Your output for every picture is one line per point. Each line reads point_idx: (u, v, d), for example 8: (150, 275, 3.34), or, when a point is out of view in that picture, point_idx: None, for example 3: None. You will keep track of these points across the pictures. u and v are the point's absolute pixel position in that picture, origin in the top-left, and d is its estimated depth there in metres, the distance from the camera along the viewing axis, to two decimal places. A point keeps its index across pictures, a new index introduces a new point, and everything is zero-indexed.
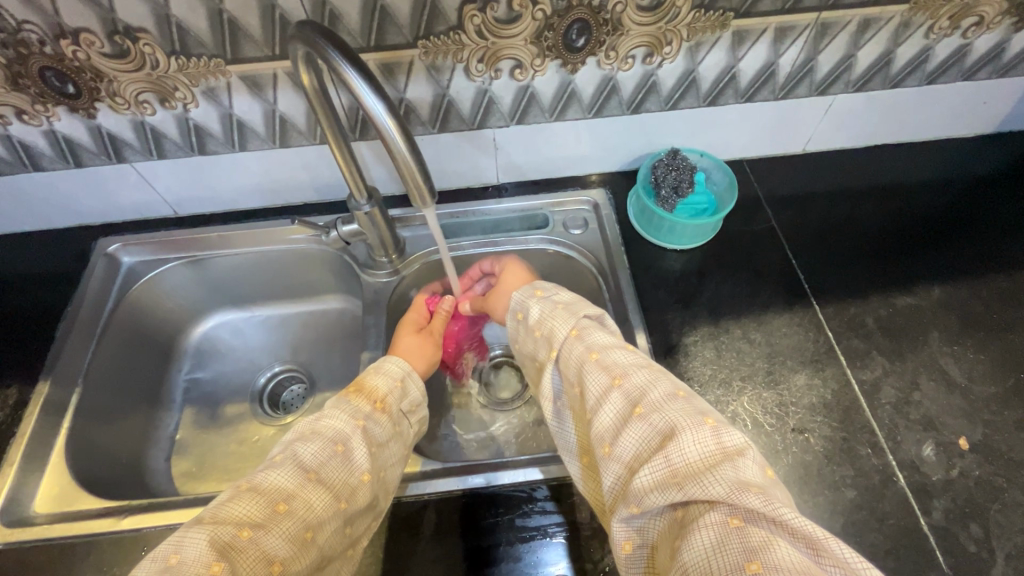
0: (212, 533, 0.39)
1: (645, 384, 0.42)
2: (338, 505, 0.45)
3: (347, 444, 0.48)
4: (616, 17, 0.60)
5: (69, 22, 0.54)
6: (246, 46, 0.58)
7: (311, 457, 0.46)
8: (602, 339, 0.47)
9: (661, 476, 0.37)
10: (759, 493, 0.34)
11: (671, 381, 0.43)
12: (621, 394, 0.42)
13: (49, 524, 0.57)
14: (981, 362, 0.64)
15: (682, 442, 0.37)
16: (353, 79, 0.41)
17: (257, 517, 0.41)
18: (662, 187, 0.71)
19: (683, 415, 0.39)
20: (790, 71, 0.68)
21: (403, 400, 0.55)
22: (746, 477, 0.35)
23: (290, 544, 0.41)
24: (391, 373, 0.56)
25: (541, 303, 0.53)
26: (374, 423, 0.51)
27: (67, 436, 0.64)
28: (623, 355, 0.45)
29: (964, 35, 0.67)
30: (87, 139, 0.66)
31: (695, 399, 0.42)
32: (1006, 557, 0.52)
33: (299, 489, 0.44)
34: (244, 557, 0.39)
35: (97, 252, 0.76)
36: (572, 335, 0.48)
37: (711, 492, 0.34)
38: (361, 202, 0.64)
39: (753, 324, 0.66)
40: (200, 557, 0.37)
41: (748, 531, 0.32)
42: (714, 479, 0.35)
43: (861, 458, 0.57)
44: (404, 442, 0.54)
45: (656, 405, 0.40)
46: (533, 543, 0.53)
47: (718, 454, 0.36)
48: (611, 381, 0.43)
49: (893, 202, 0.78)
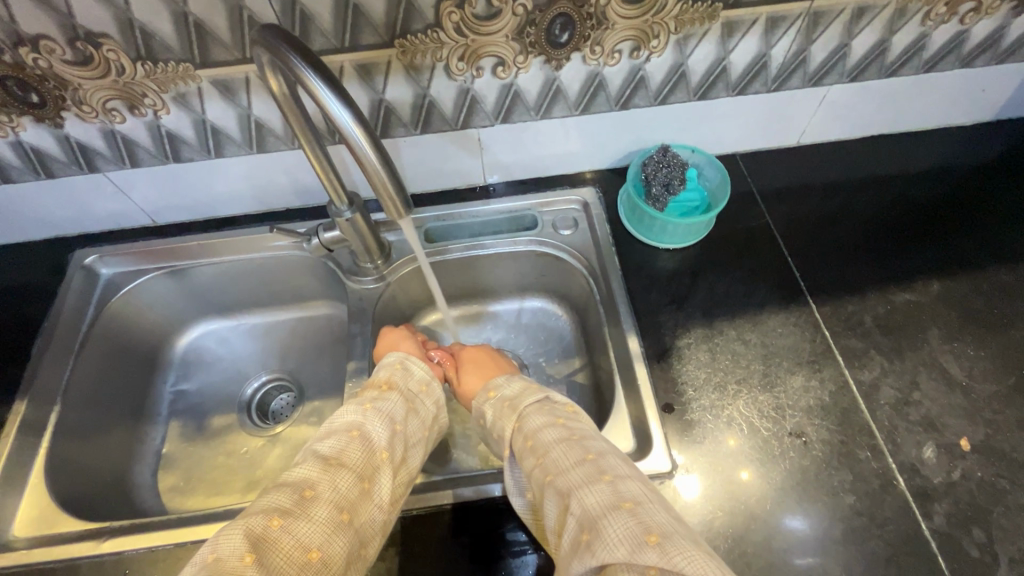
0: (245, 527, 0.38)
1: (558, 455, 0.44)
2: (363, 486, 0.44)
3: (361, 428, 0.48)
4: (600, 10, 0.58)
5: (28, 29, 0.52)
6: (214, 50, 0.55)
7: (329, 448, 0.46)
8: (537, 422, 0.48)
9: (575, 537, 0.37)
10: (657, 545, 0.34)
11: (584, 445, 0.44)
12: (539, 469, 0.44)
13: (28, 549, 0.55)
14: (981, 359, 0.62)
15: (581, 498, 0.39)
16: (318, 88, 0.40)
17: (286, 505, 0.40)
18: (653, 185, 0.69)
19: (582, 477, 0.41)
20: (783, 62, 0.66)
21: (410, 379, 0.56)
22: (647, 527, 0.35)
23: (324, 528, 0.40)
24: (388, 362, 0.58)
25: (493, 402, 0.53)
26: (383, 402, 0.52)
27: (45, 457, 0.62)
28: (553, 431, 0.47)
29: (962, 21, 0.65)
30: (56, 150, 0.64)
31: (604, 459, 0.43)
32: (1010, 562, 0.51)
33: (321, 475, 0.43)
34: (280, 546, 0.38)
35: (74, 264, 0.73)
36: (513, 428, 0.49)
37: (616, 555, 0.34)
38: (342, 209, 0.62)
39: (747, 326, 0.65)
40: (233, 551, 0.36)
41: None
42: (616, 539, 0.35)
43: (860, 461, 0.56)
44: (424, 419, 0.54)
45: (563, 472, 0.42)
46: (524, 559, 0.51)
47: (617, 504, 0.38)
48: (534, 459, 0.45)
49: (890, 195, 0.76)
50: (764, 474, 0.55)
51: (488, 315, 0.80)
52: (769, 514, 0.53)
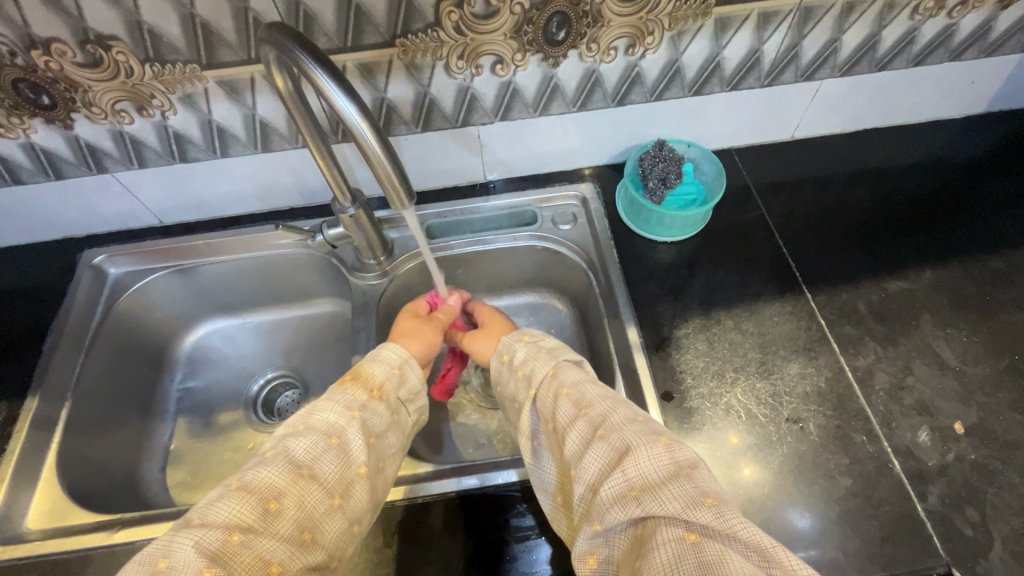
0: (201, 539, 0.37)
1: (608, 411, 0.43)
2: (332, 502, 0.44)
3: (342, 436, 0.46)
4: (596, 8, 0.59)
5: (39, 32, 0.53)
6: (220, 50, 0.57)
7: (303, 452, 0.44)
8: (574, 376, 0.48)
9: (621, 491, 0.38)
10: (713, 507, 0.35)
11: (631, 407, 0.44)
12: (585, 421, 0.43)
13: (41, 540, 0.56)
14: (974, 344, 0.64)
15: (638, 457, 0.38)
16: (324, 83, 0.41)
17: (248, 518, 0.39)
18: (649, 179, 0.71)
19: (638, 435, 0.40)
20: (775, 57, 0.68)
21: (402, 387, 0.54)
22: (703, 489, 0.36)
23: (285, 544, 0.40)
24: (387, 360, 0.54)
25: (526, 345, 0.53)
26: (371, 413, 0.50)
27: (57, 452, 0.63)
28: (595, 388, 0.46)
29: (950, 14, 0.66)
30: (65, 150, 0.65)
31: (654, 421, 0.43)
32: (1003, 540, 0.52)
33: (290, 487, 0.42)
34: (239, 560, 0.37)
35: (83, 264, 0.75)
36: (547, 373, 0.49)
37: (668, 508, 0.35)
38: (346, 206, 0.63)
39: (744, 315, 0.66)
40: (191, 563, 0.36)
41: (703, 545, 0.33)
42: (670, 495, 0.36)
43: (856, 445, 0.57)
44: (402, 431, 0.53)
45: (616, 428, 0.41)
46: (529, 543, 0.53)
47: (674, 470, 0.37)
48: (578, 411, 0.44)
49: (883, 186, 0.78)
50: (761, 458, 0.56)
51: None
52: (767, 497, 0.54)
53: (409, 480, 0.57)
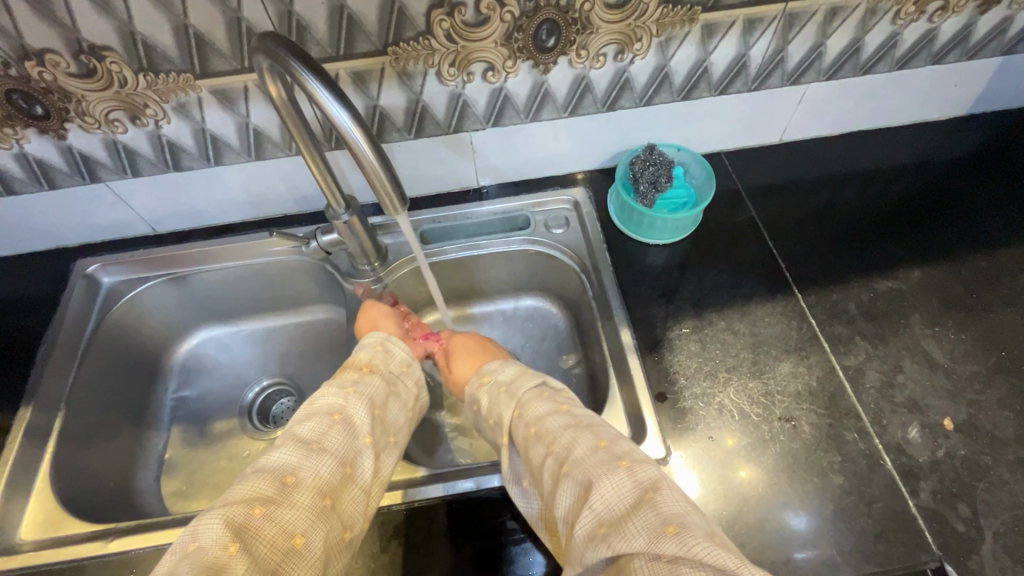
0: (224, 516, 0.37)
1: (571, 442, 0.43)
2: (345, 470, 0.44)
3: (343, 412, 0.48)
4: (585, 16, 0.60)
5: (33, 43, 0.54)
6: (214, 60, 0.57)
7: (309, 432, 0.45)
8: (538, 412, 0.48)
9: (591, 529, 0.38)
10: (675, 534, 0.35)
11: (594, 432, 0.44)
12: (552, 458, 0.44)
13: (35, 551, 0.56)
14: (962, 342, 0.65)
15: (603, 493, 0.39)
16: (317, 90, 0.42)
17: (268, 492, 0.40)
18: (641, 182, 0.71)
19: (600, 467, 0.41)
20: (761, 62, 0.69)
21: (392, 360, 0.56)
22: (665, 517, 0.36)
23: (307, 514, 0.40)
24: (370, 341, 0.57)
25: (488, 387, 0.54)
26: (365, 384, 0.51)
27: (51, 462, 0.63)
28: (558, 419, 0.46)
29: (931, 19, 0.68)
30: (58, 160, 0.66)
31: (617, 444, 0.43)
32: (995, 535, 0.52)
33: (302, 461, 0.43)
34: (264, 533, 0.37)
35: (76, 273, 0.75)
36: (513, 415, 0.49)
37: (634, 545, 0.35)
38: (339, 211, 0.63)
39: (736, 316, 0.67)
40: (215, 540, 0.36)
41: (677, 568, 0.34)
42: (634, 530, 0.36)
43: (848, 443, 0.57)
44: (404, 401, 0.54)
45: (579, 462, 0.42)
46: (526, 545, 0.53)
47: (638, 496, 0.38)
48: (546, 449, 0.45)
49: (871, 188, 0.79)
50: (756, 459, 0.56)
51: (483, 316, 0.82)
52: (763, 496, 0.54)
53: (403, 485, 0.57)
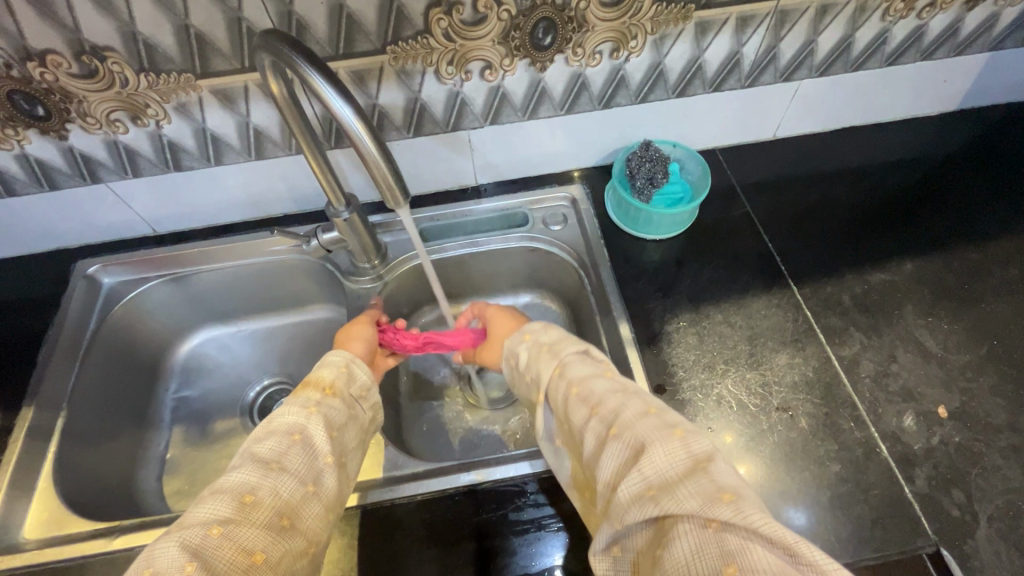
0: (181, 538, 0.37)
1: (620, 406, 0.41)
2: (306, 489, 0.44)
3: (304, 432, 0.47)
4: (581, 14, 0.61)
5: (34, 44, 0.54)
6: (214, 60, 0.58)
7: (269, 451, 0.44)
8: (581, 371, 0.46)
9: (638, 491, 0.36)
10: (731, 503, 0.33)
11: (642, 399, 0.42)
12: (596, 420, 0.41)
13: (40, 549, 0.56)
14: (955, 332, 0.66)
15: (654, 454, 0.37)
16: (322, 87, 0.42)
17: (225, 513, 0.39)
18: (637, 178, 0.72)
19: (653, 431, 0.38)
20: (755, 59, 0.70)
21: (352, 384, 0.54)
22: (719, 485, 0.34)
23: (266, 531, 0.40)
24: (333, 362, 0.55)
25: (529, 346, 0.52)
26: (327, 408, 0.50)
27: (54, 461, 0.63)
28: (602, 382, 0.44)
29: (920, 15, 0.69)
30: (59, 161, 0.66)
31: (667, 413, 0.41)
32: (989, 519, 0.53)
33: (262, 481, 0.42)
34: (220, 552, 0.37)
35: (76, 274, 0.75)
36: (555, 374, 0.47)
37: (685, 506, 0.34)
38: (340, 210, 0.64)
39: (733, 309, 0.67)
40: (171, 563, 0.35)
41: (725, 538, 0.32)
42: (686, 493, 0.34)
43: (844, 432, 0.58)
44: (362, 425, 0.53)
45: (629, 424, 0.40)
46: (528, 536, 0.53)
47: (690, 464, 0.36)
48: (589, 410, 0.42)
49: (864, 183, 0.80)
50: (755, 451, 0.57)
51: None
52: (762, 487, 0.55)
53: (407, 478, 0.58)
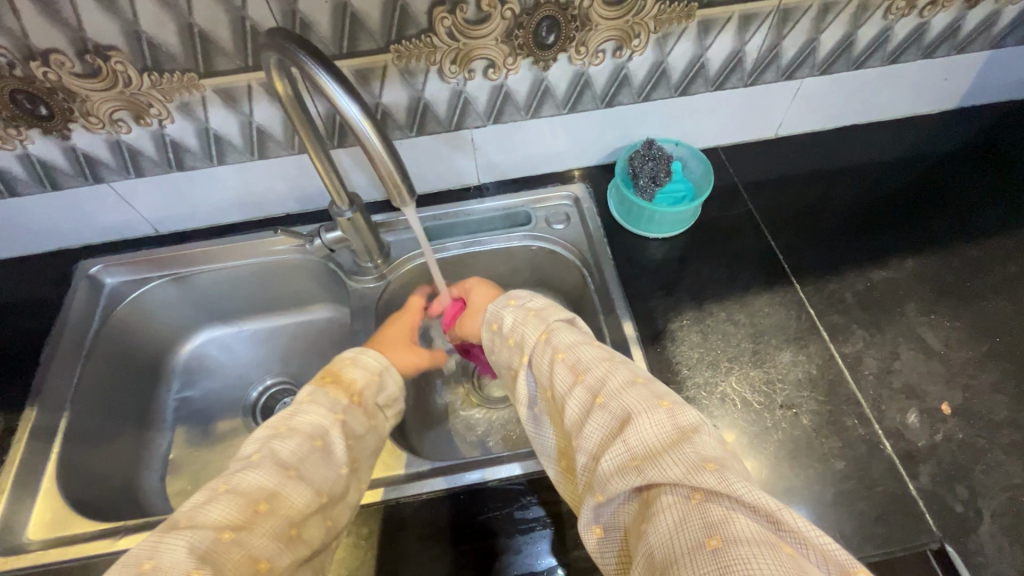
0: (191, 539, 0.37)
1: (606, 374, 0.41)
2: (320, 502, 0.44)
3: (325, 438, 0.46)
4: (584, 12, 0.61)
5: (37, 43, 0.54)
6: (218, 59, 0.58)
7: (290, 454, 0.44)
8: (569, 339, 0.46)
9: (622, 462, 0.36)
10: (715, 471, 0.33)
11: (630, 368, 0.42)
12: (582, 388, 0.41)
13: (44, 550, 0.56)
14: (956, 329, 0.66)
15: (640, 425, 0.37)
16: (328, 85, 0.42)
17: (237, 516, 0.39)
18: (641, 177, 0.72)
19: (640, 401, 0.39)
20: (757, 57, 0.70)
21: (380, 393, 0.54)
22: (703, 455, 0.35)
23: (273, 541, 0.40)
24: (368, 366, 0.55)
25: (514, 310, 0.51)
26: (352, 417, 0.50)
27: (57, 461, 0.63)
28: (589, 350, 0.44)
29: (921, 14, 0.69)
30: (62, 161, 0.66)
31: (654, 383, 0.41)
32: (992, 515, 0.54)
33: (279, 487, 0.42)
34: (228, 557, 0.37)
35: (78, 274, 0.75)
36: (539, 339, 0.47)
37: (670, 474, 0.34)
38: (343, 209, 0.64)
39: (736, 306, 0.68)
40: (179, 564, 0.35)
41: (708, 508, 0.32)
42: (671, 461, 0.34)
43: (848, 429, 0.58)
44: (379, 435, 0.53)
45: (616, 394, 0.40)
46: (534, 535, 0.53)
47: (677, 436, 0.36)
48: (575, 377, 0.42)
49: (865, 180, 0.80)
50: (759, 448, 0.57)
51: None
52: (766, 484, 0.55)
53: (411, 477, 0.58)
